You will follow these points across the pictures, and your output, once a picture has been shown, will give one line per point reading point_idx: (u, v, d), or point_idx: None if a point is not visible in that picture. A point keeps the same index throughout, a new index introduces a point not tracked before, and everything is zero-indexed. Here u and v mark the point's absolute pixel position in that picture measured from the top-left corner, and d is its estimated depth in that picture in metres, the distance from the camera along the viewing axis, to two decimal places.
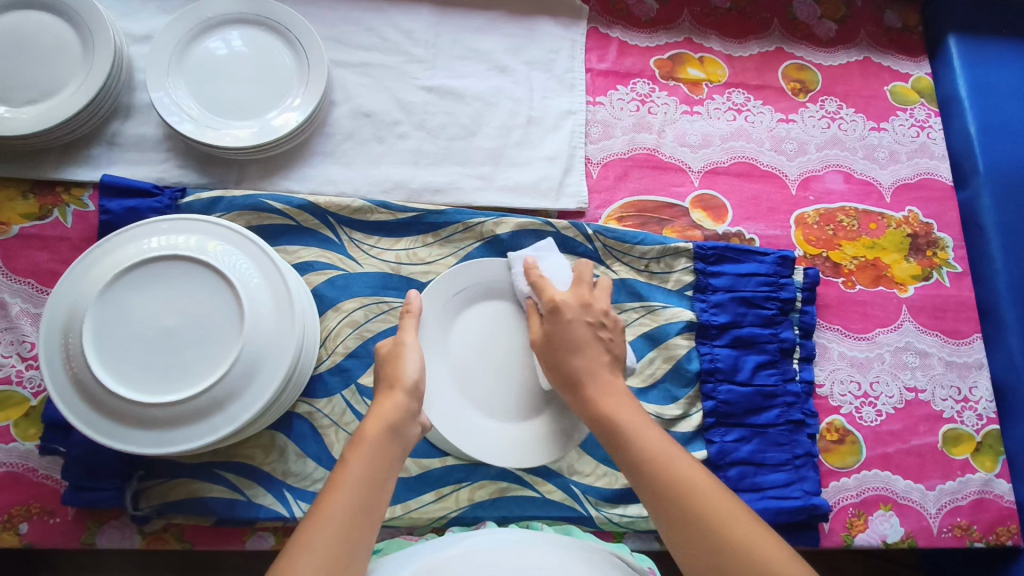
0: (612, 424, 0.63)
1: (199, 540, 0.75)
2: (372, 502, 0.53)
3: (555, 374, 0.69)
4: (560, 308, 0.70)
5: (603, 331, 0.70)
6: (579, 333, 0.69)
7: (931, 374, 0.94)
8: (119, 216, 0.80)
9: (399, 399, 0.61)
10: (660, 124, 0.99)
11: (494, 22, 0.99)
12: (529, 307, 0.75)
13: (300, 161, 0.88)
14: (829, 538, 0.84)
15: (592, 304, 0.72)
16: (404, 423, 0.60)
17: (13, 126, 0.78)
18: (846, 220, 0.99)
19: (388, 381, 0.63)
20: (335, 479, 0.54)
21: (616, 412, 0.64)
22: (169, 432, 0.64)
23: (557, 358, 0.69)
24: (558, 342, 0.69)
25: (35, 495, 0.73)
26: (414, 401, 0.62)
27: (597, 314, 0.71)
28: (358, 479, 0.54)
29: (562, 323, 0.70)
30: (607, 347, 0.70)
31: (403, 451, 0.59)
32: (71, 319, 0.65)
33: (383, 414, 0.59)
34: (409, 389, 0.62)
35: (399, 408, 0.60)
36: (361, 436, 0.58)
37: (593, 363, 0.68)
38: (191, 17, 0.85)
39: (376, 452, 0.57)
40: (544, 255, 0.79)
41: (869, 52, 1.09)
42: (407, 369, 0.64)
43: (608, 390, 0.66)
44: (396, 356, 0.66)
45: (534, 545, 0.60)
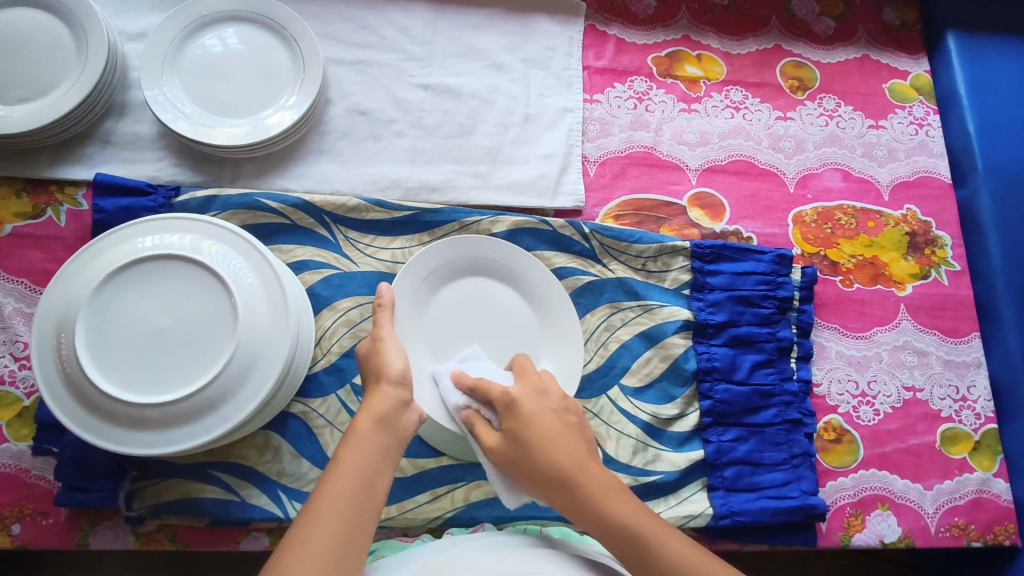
0: (623, 530, 0.56)
1: (193, 541, 0.75)
2: (365, 498, 0.53)
3: (534, 481, 0.59)
4: (519, 404, 0.62)
5: (569, 415, 0.63)
6: (547, 424, 0.60)
7: (929, 373, 0.93)
8: (113, 214, 0.79)
9: (388, 391, 0.60)
10: (658, 122, 0.99)
11: (491, 20, 0.99)
12: (472, 419, 0.64)
13: (296, 159, 0.87)
14: (827, 537, 0.84)
15: (547, 391, 0.64)
16: (395, 416, 0.59)
17: (6, 124, 0.77)
18: (845, 218, 0.98)
19: (373, 377, 0.62)
20: (328, 477, 0.54)
21: (624, 516, 0.57)
22: (163, 432, 0.63)
23: (530, 460, 0.59)
24: (527, 442, 0.59)
25: (29, 496, 0.73)
26: (404, 391, 0.61)
27: (552, 399, 0.63)
28: (349, 476, 0.53)
29: (524, 420, 0.61)
30: (577, 433, 0.62)
31: (399, 443, 0.58)
32: (64, 318, 0.65)
33: (372, 409, 0.58)
34: (395, 379, 0.61)
35: (388, 400, 0.59)
36: (352, 434, 0.57)
37: (564, 449, 0.59)
38: (185, 14, 0.84)
39: (367, 447, 0.56)
40: (470, 363, 0.71)
41: (868, 49, 1.09)
42: (390, 362, 0.62)
43: (603, 488, 0.58)
44: (379, 349, 0.64)
45: (528, 548, 0.60)
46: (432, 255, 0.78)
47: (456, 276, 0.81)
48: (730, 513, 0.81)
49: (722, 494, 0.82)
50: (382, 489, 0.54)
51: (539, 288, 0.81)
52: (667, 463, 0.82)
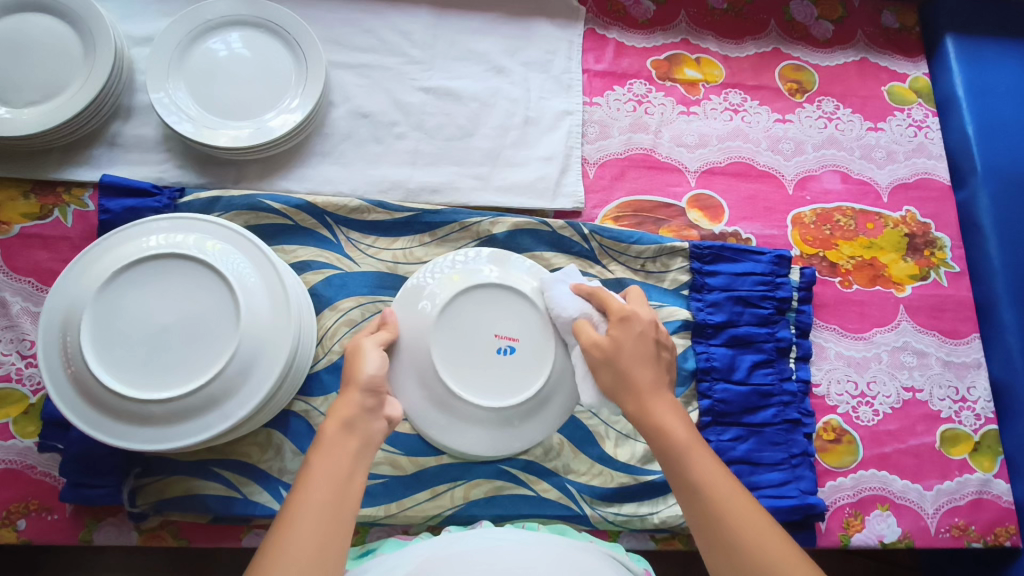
0: (673, 437, 0.58)
1: (195, 538, 0.75)
2: (338, 501, 0.53)
3: (612, 381, 0.62)
4: (631, 319, 0.64)
5: (664, 350, 0.64)
6: (645, 349, 0.62)
7: (928, 373, 0.93)
8: (118, 215, 0.81)
9: (352, 398, 0.59)
10: (657, 124, 0.99)
11: (492, 24, 1.00)
12: (582, 322, 0.66)
13: (298, 161, 0.89)
14: (826, 537, 0.84)
15: (640, 319, 0.64)
16: (361, 421, 0.58)
17: (13, 127, 0.79)
18: (843, 220, 0.99)
19: (344, 381, 0.61)
20: (302, 483, 0.53)
21: (677, 428, 0.59)
22: (166, 429, 0.64)
23: (620, 367, 0.61)
24: (629, 351, 0.62)
25: (34, 492, 0.74)
26: (373, 398, 0.60)
27: (663, 334, 0.65)
28: (323, 481, 0.53)
29: (630, 334, 0.63)
30: (668, 367, 0.64)
31: (368, 445, 0.58)
32: (69, 316, 0.65)
33: (338, 414, 0.58)
34: (364, 386, 0.60)
35: (354, 407, 0.58)
36: (321, 440, 0.56)
37: (654, 377, 0.62)
38: (190, 19, 0.86)
39: (338, 452, 0.55)
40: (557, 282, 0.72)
41: (866, 52, 1.09)
42: (365, 365, 0.61)
43: (668, 403, 0.61)
44: (357, 354, 0.63)
45: (523, 540, 0.61)
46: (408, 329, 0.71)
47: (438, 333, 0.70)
48: None
49: None
50: (357, 491, 0.55)
51: (473, 370, 0.70)
52: None
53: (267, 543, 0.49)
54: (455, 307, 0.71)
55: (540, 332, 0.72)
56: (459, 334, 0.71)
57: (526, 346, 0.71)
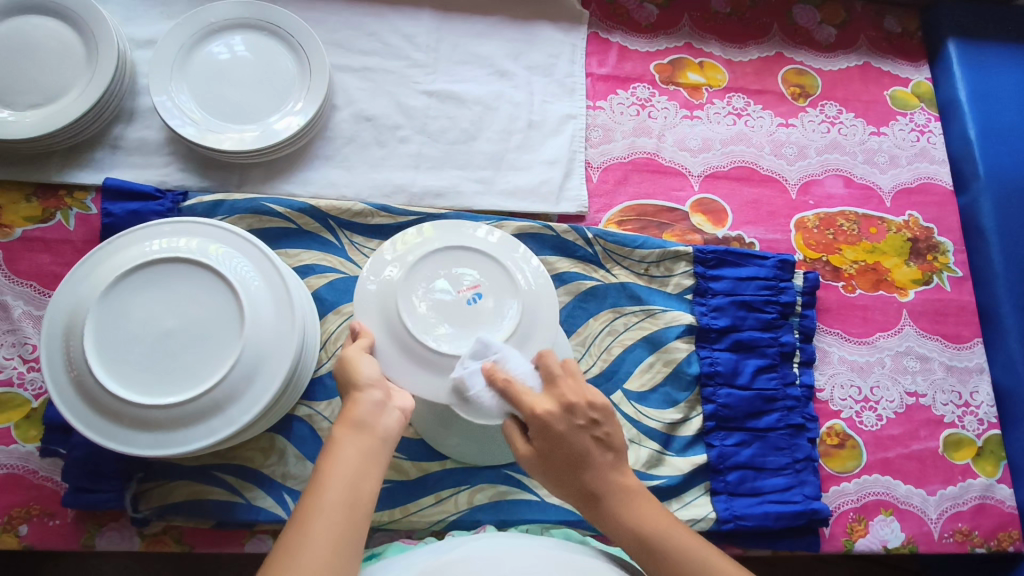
0: (641, 536, 0.59)
1: (198, 543, 0.75)
2: (352, 502, 0.53)
3: (566, 490, 0.62)
4: (548, 424, 0.58)
5: (597, 429, 0.60)
6: (577, 447, 0.59)
7: (931, 378, 0.93)
8: (121, 218, 0.80)
9: (364, 397, 0.58)
10: (660, 128, 0.99)
11: (496, 27, 1.00)
12: (509, 429, 0.61)
13: (301, 164, 0.88)
14: (830, 542, 0.84)
15: (574, 403, 0.59)
16: (376, 421, 0.58)
17: (16, 130, 0.78)
18: (846, 224, 0.99)
19: (345, 386, 0.60)
20: (316, 483, 0.53)
21: (643, 524, 0.60)
22: (169, 434, 0.64)
23: (565, 477, 0.61)
24: (560, 459, 0.59)
25: (36, 497, 0.73)
26: (378, 392, 0.59)
27: (582, 415, 0.59)
28: (337, 480, 0.53)
29: (552, 442, 0.59)
30: (607, 445, 0.61)
31: (382, 442, 0.57)
32: (72, 321, 0.65)
33: (349, 414, 0.57)
34: (367, 384, 0.59)
35: (366, 407, 0.58)
36: (335, 440, 0.56)
37: (601, 470, 0.60)
38: (193, 22, 0.85)
39: (352, 452, 0.55)
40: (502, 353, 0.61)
41: (868, 57, 1.09)
42: (361, 369, 0.60)
43: (626, 500, 0.61)
44: (345, 361, 0.61)
45: (533, 548, 0.60)
46: (371, 304, 0.66)
47: (400, 296, 0.66)
48: (733, 518, 0.81)
49: (725, 498, 0.82)
50: (371, 491, 0.54)
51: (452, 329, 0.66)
52: (670, 468, 0.82)
53: (281, 542, 0.50)
54: (414, 269, 0.67)
55: (499, 273, 0.68)
56: (425, 293, 0.67)
57: (491, 289, 0.68)
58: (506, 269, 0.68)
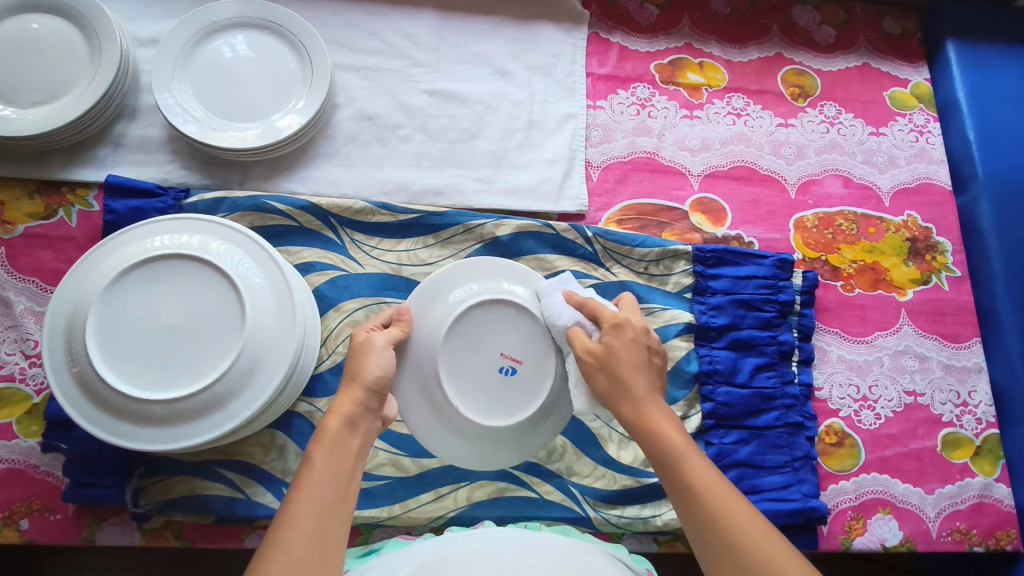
0: (665, 444, 0.58)
1: (198, 538, 0.75)
2: (340, 499, 0.52)
3: (609, 388, 0.62)
4: (625, 326, 0.65)
5: (654, 357, 0.66)
6: (639, 358, 0.63)
7: (930, 377, 0.94)
8: (123, 215, 0.81)
9: (356, 395, 0.58)
10: (660, 127, 1.00)
11: (497, 27, 1.00)
12: (575, 331, 0.66)
13: (303, 163, 0.89)
14: (828, 540, 0.84)
15: (648, 329, 0.67)
16: (363, 420, 0.58)
17: (19, 127, 0.79)
18: (845, 224, 0.99)
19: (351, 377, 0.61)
20: (303, 477, 0.52)
21: (672, 435, 0.59)
22: (169, 429, 0.64)
23: (617, 375, 0.62)
24: (622, 358, 0.62)
25: (37, 492, 0.74)
26: (377, 399, 0.60)
27: (651, 340, 0.66)
28: (326, 477, 0.52)
29: (624, 340, 0.64)
30: (659, 375, 0.65)
31: (365, 445, 0.57)
32: (74, 316, 0.66)
33: (340, 410, 0.57)
34: (369, 385, 0.60)
35: (357, 405, 0.58)
36: (321, 434, 0.55)
37: (651, 386, 0.63)
38: (196, 21, 0.86)
39: (342, 451, 0.55)
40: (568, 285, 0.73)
41: (868, 57, 1.10)
42: (371, 365, 0.61)
43: (662, 415, 0.61)
44: (365, 353, 0.63)
45: (531, 543, 0.60)
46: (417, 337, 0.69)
47: (445, 344, 0.68)
48: None
49: None
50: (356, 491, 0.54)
51: (469, 388, 0.69)
52: None
53: (270, 536, 0.48)
54: (477, 317, 0.69)
55: (546, 359, 0.70)
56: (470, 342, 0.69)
57: (529, 368, 0.69)
58: (552, 358, 0.69)
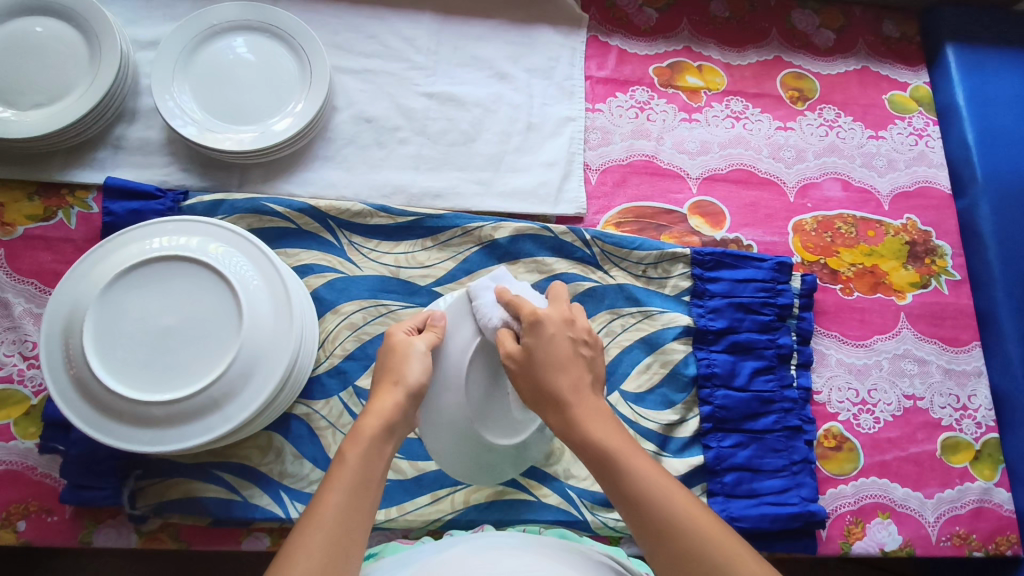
0: (602, 456, 0.56)
1: (195, 540, 0.75)
2: (366, 505, 0.51)
3: (534, 395, 0.60)
4: (544, 324, 0.61)
5: (583, 347, 0.62)
6: (563, 350, 0.60)
7: (929, 381, 0.93)
8: (122, 217, 0.81)
9: (398, 398, 0.57)
10: (659, 130, 1.00)
11: (496, 30, 1.00)
12: (502, 333, 0.62)
13: (301, 165, 0.89)
14: (827, 545, 0.84)
15: (574, 320, 0.63)
16: (400, 425, 0.57)
17: (19, 129, 0.79)
18: (844, 227, 0.99)
19: (389, 375, 0.60)
20: (335, 478, 0.52)
21: (606, 441, 0.57)
22: (166, 431, 0.64)
23: (540, 378, 0.59)
24: (540, 359, 0.59)
25: (35, 493, 0.74)
26: (412, 402, 0.58)
27: (576, 329, 0.63)
28: (357, 480, 0.52)
29: (544, 339, 0.60)
30: (588, 366, 0.62)
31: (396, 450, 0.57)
32: (72, 318, 0.66)
33: (381, 414, 0.56)
34: (411, 390, 0.58)
35: (398, 409, 0.57)
36: (359, 433, 0.54)
37: (577, 382, 0.60)
38: (196, 24, 0.86)
39: (374, 454, 0.54)
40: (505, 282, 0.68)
41: (867, 61, 1.10)
42: (411, 369, 0.60)
43: (593, 415, 0.59)
44: (402, 355, 0.61)
45: (528, 545, 0.60)
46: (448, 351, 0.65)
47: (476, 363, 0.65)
48: (729, 519, 0.81)
49: (721, 500, 0.82)
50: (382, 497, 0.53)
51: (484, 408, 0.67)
52: (667, 469, 0.83)
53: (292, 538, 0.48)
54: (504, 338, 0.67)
55: None
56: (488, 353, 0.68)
57: None
58: None
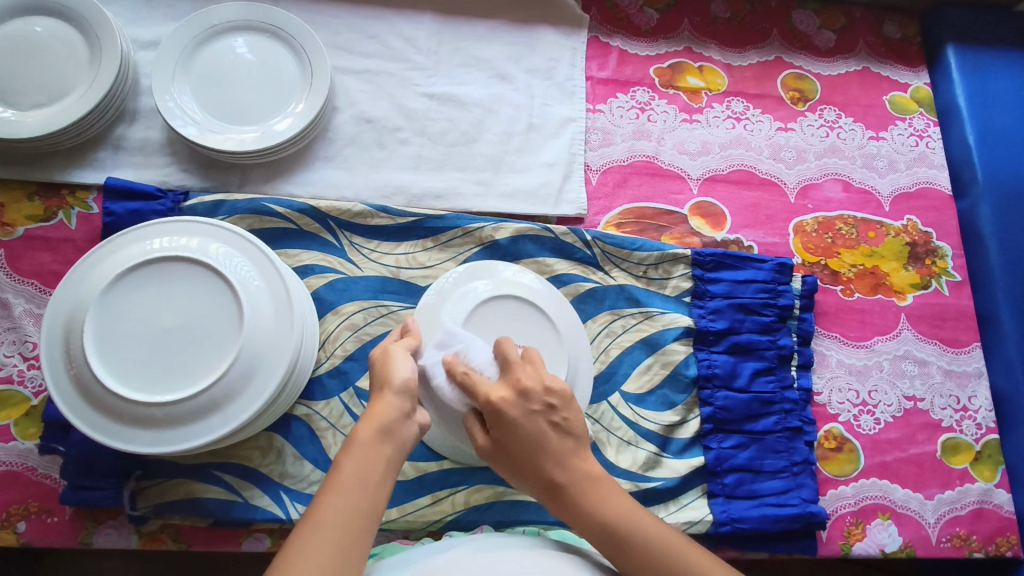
0: (610, 531, 0.57)
1: (195, 541, 0.75)
2: (365, 508, 0.51)
3: (528, 483, 0.60)
4: (502, 411, 0.58)
5: (554, 414, 0.59)
6: (531, 431, 0.58)
7: (930, 382, 0.93)
8: (122, 217, 0.81)
9: (391, 401, 0.57)
10: (660, 131, 1.00)
11: (497, 30, 1.00)
12: (469, 421, 0.61)
13: (302, 165, 0.89)
14: (827, 546, 0.84)
15: (530, 388, 0.59)
16: (398, 426, 0.56)
17: (19, 129, 0.79)
18: (845, 228, 0.99)
19: (379, 386, 0.59)
20: (332, 484, 0.52)
21: (612, 517, 0.57)
22: (166, 432, 0.64)
23: (521, 466, 0.59)
24: (516, 451, 0.58)
25: (35, 494, 0.74)
26: (408, 401, 0.58)
27: (537, 400, 0.59)
28: (353, 484, 0.52)
29: (509, 433, 0.58)
30: (565, 431, 0.60)
31: (400, 454, 0.56)
32: (72, 319, 0.66)
33: (375, 418, 0.56)
34: (400, 389, 0.58)
35: (392, 410, 0.56)
36: (354, 439, 0.54)
37: (562, 456, 0.59)
38: (197, 24, 0.86)
39: (372, 457, 0.54)
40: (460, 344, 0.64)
41: (868, 62, 1.10)
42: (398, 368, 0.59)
43: (589, 487, 0.59)
44: (388, 358, 0.60)
45: (528, 547, 0.60)
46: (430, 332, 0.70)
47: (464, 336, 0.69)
48: (730, 520, 0.81)
49: (722, 501, 0.82)
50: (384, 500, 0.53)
51: None
52: (668, 470, 0.82)
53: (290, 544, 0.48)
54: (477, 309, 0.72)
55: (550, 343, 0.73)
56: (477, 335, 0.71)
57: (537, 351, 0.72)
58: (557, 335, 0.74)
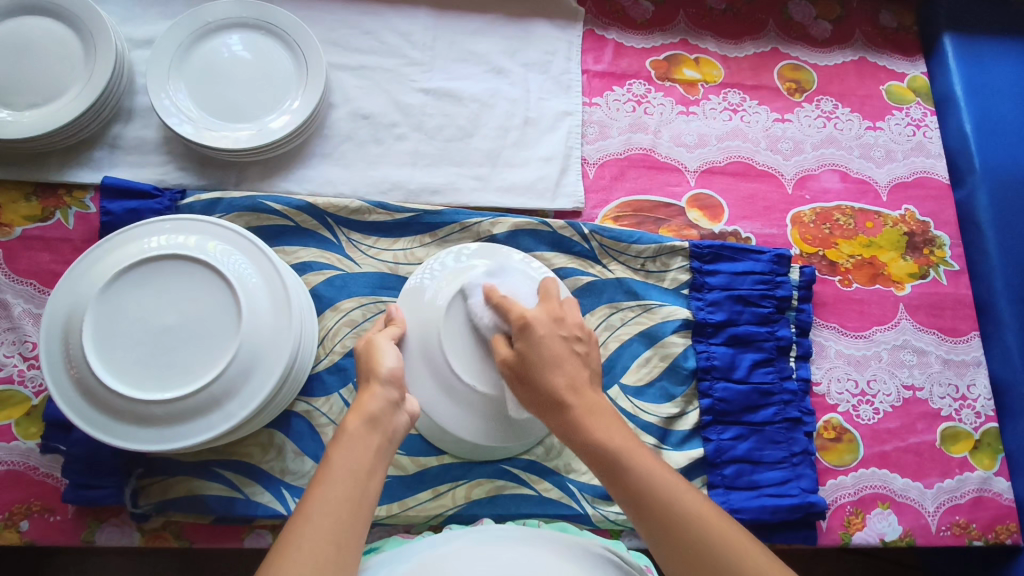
0: (603, 451, 0.58)
1: (197, 538, 0.75)
2: (358, 495, 0.52)
3: (535, 399, 0.62)
4: (533, 324, 0.62)
5: (578, 344, 0.63)
6: (554, 348, 0.61)
7: (928, 371, 0.94)
8: (119, 217, 0.81)
9: (377, 391, 0.58)
10: (657, 124, 1.00)
11: (492, 25, 1.00)
12: (495, 338, 0.64)
13: (299, 162, 0.89)
14: (827, 535, 0.84)
15: (564, 318, 0.64)
16: (384, 416, 0.57)
17: (15, 129, 0.79)
18: (843, 219, 0.99)
19: (366, 377, 0.60)
20: (320, 474, 0.52)
21: (608, 439, 0.58)
22: (167, 431, 0.64)
23: (534, 377, 0.61)
24: (535, 360, 0.61)
25: (37, 494, 0.74)
26: (395, 391, 0.59)
27: (569, 328, 0.64)
28: (345, 473, 0.52)
29: (535, 341, 0.61)
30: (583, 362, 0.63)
31: (390, 442, 0.57)
32: (71, 320, 0.66)
33: (362, 408, 0.57)
34: (386, 378, 0.59)
35: (378, 400, 0.58)
36: (342, 432, 0.55)
37: (574, 378, 0.61)
38: (191, 21, 0.86)
39: (361, 446, 0.54)
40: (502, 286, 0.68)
41: (865, 52, 1.10)
42: (384, 360, 0.61)
43: (591, 411, 0.60)
44: (373, 349, 0.63)
45: (529, 541, 0.59)
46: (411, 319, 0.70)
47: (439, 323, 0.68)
48: (730, 511, 0.81)
49: (721, 492, 0.83)
50: (376, 489, 0.53)
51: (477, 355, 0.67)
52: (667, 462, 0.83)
53: (281, 536, 0.49)
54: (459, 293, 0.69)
55: None
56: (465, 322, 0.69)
57: None
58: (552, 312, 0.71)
